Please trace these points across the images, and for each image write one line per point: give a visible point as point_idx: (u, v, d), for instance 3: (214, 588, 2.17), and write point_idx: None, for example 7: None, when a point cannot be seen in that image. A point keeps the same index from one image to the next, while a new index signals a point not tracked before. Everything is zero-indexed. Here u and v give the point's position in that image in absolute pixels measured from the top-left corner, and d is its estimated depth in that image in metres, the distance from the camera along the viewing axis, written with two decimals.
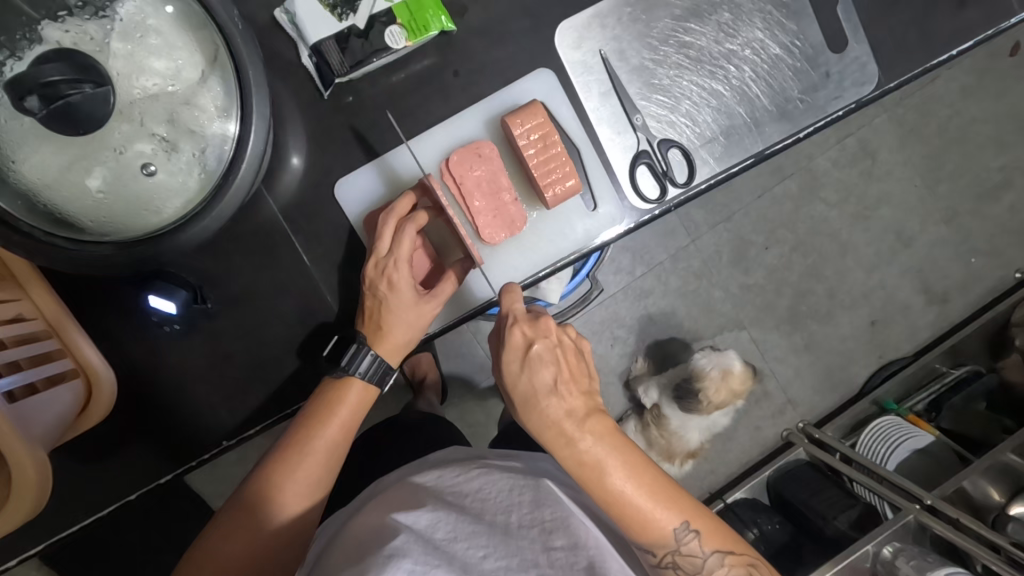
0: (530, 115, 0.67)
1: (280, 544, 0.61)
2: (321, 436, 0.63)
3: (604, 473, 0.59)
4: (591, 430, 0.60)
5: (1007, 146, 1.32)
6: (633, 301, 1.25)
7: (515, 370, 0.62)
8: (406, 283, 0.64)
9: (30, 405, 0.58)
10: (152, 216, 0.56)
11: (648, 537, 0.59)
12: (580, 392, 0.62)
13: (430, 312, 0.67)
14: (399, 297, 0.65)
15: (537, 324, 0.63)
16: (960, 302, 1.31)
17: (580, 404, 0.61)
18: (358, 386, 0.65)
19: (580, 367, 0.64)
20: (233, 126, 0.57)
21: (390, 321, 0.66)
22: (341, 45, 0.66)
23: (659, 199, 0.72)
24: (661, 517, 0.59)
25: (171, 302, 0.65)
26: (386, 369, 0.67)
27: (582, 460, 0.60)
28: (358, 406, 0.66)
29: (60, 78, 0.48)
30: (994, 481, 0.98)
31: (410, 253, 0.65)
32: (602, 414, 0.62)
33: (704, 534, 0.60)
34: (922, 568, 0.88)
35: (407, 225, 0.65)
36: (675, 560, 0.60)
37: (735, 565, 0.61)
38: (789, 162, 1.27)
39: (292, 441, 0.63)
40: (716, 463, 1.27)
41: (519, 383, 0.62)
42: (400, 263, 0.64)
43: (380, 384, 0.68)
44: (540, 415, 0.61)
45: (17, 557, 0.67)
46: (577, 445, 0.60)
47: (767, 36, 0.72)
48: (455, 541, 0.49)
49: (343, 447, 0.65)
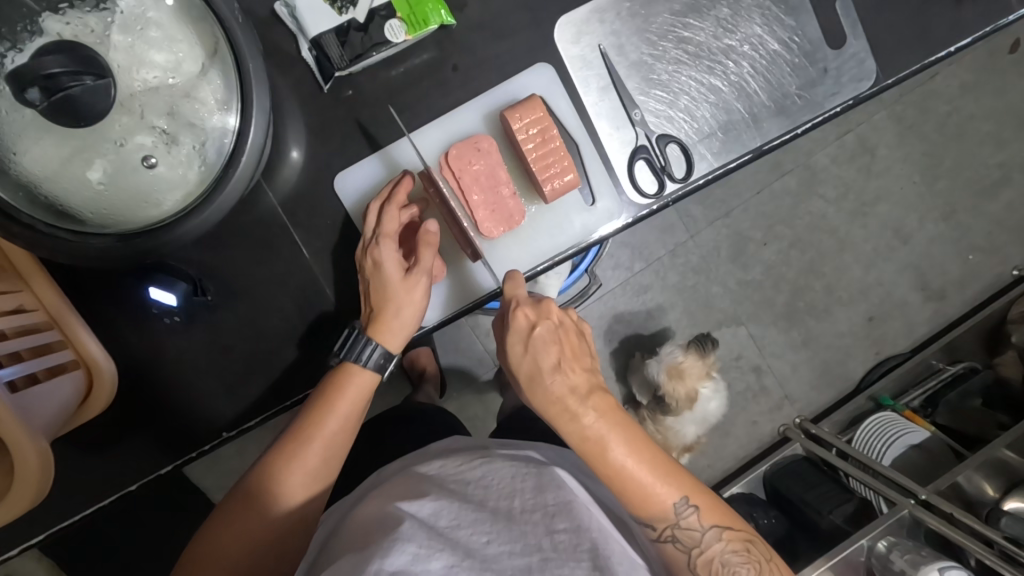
0: (529, 109, 0.67)
1: (283, 534, 0.61)
2: (325, 425, 0.64)
3: (605, 448, 0.60)
4: (593, 407, 0.60)
5: (1006, 143, 1.32)
6: (632, 296, 1.25)
7: (518, 351, 0.63)
8: (390, 256, 0.65)
9: (30, 397, 0.58)
10: (154, 208, 0.57)
11: (648, 510, 0.60)
12: (583, 369, 0.63)
13: (418, 285, 0.66)
14: (384, 269, 0.65)
15: (539, 307, 0.63)
16: (958, 299, 1.32)
17: (583, 381, 0.62)
18: (366, 375, 0.66)
19: (580, 346, 0.64)
20: (233, 119, 0.57)
21: (379, 300, 0.66)
22: (340, 38, 0.67)
23: (657, 194, 0.72)
24: (661, 492, 0.60)
25: (171, 294, 0.66)
26: (386, 356, 0.67)
27: (585, 435, 0.60)
28: (362, 394, 0.66)
29: (60, 71, 0.48)
30: (988, 476, 0.99)
31: (396, 230, 0.66)
32: (604, 392, 0.62)
33: (703, 509, 0.61)
34: (915, 562, 0.88)
35: (387, 201, 0.67)
36: (675, 534, 0.60)
37: (733, 540, 0.61)
38: (788, 158, 1.27)
39: (295, 431, 0.63)
40: (713, 458, 1.28)
41: (522, 364, 0.63)
42: (382, 236, 0.65)
43: (379, 372, 0.67)
44: (543, 393, 0.61)
45: (19, 546, 0.67)
46: (580, 420, 0.60)
47: (766, 32, 0.72)
48: (458, 528, 0.50)
49: (348, 436, 0.66)
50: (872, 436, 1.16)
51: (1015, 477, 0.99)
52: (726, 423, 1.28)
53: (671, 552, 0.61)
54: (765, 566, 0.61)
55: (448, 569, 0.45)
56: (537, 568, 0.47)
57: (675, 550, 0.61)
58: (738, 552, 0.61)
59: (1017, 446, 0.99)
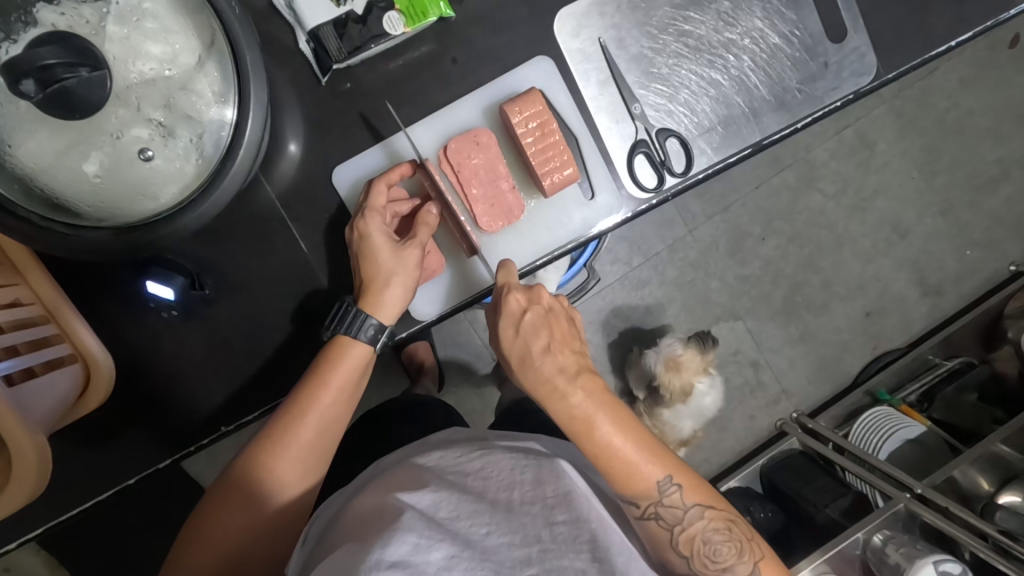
0: (528, 102, 0.67)
1: (276, 523, 0.61)
2: (312, 414, 0.62)
3: (593, 426, 0.60)
4: (582, 386, 0.61)
5: (1005, 138, 1.32)
6: (630, 291, 1.25)
7: (509, 335, 0.63)
8: (376, 229, 0.64)
9: (28, 390, 0.58)
10: (150, 202, 0.56)
11: (632, 487, 0.60)
12: (572, 351, 0.63)
13: (411, 260, 0.65)
14: (374, 243, 0.64)
15: (530, 292, 0.64)
16: (955, 294, 1.32)
17: (572, 362, 0.62)
18: (358, 349, 0.64)
19: (569, 331, 0.64)
20: (230, 111, 0.56)
21: (369, 275, 0.65)
22: (339, 30, 0.66)
23: (657, 188, 0.72)
24: (646, 470, 0.60)
25: (168, 288, 0.65)
26: (379, 329, 0.65)
27: (572, 414, 0.60)
28: (353, 379, 0.64)
29: (56, 62, 0.47)
30: (983, 471, 1.00)
31: (384, 205, 0.66)
32: (592, 373, 0.63)
33: (686, 488, 0.61)
34: (910, 555, 0.88)
35: (376, 179, 0.66)
36: (658, 512, 0.60)
37: (714, 518, 0.62)
38: (787, 153, 1.27)
39: (281, 420, 0.61)
40: (710, 452, 1.28)
41: (513, 347, 0.63)
42: (371, 212, 0.65)
43: (371, 345, 0.65)
44: (533, 373, 0.62)
45: (18, 540, 0.67)
46: (568, 400, 0.60)
47: (766, 25, 0.71)
48: (458, 519, 0.49)
49: (339, 421, 0.64)
50: (869, 430, 1.16)
51: (1010, 471, 1.00)
52: (723, 417, 1.28)
53: (655, 530, 0.60)
54: (746, 544, 0.62)
55: (448, 559, 0.45)
56: (537, 559, 0.47)
57: (659, 527, 0.60)
58: (719, 530, 0.62)
59: (1013, 441, 1.00)
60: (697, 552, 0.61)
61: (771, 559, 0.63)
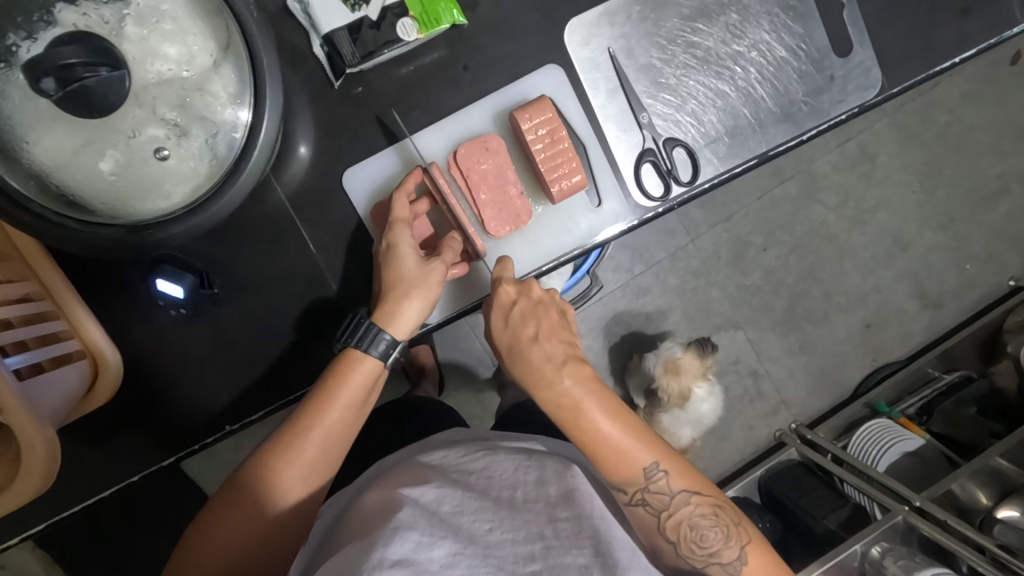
0: (538, 109, 0.67)
1: (274, 538, 0.60)
2: (319, 429, 0.62)
3: (581, 412, 0.61)
4: (569, 375, 0.62)
5: (1006, 153, 1.33)
6: (632, 298, 1.26)
7: (500, 325, 0.66)
8: (404, 241, 0.65)
9: (37, 383, 0.59)
10: (162, 200, 0.57)
11: (619, 473, 0.61)
12: (561, 341, 0.65)
13: (436, 277, 0.66)
14: (402, 258, 0.65)
15: (521, 286, 0.66)
16: (954, 307, 1.33)
17: (560, 351, 0.64)
18: (369, 363, 0.64)
19: (561, 324, 0.66)
20: (245, 112, 0.57)
21: (391, 289, 0.65)
22: (353, 35, 0.67)
23: (662, 197, 0.72)
24: (633, 455, 0.61)
25: (178, 286, 0.67)
26: (391, 344, 0.65)
27: (560, 401, 0.62)
28: (361, 397, 0.64)
29: (76, 61, 0.48)
30: (982, 484, 1.00)
31: (407, 217, 0.67)
32: (580, 361, 0.64)
33: (673, 473, 0.61)
34: (909, 568, 0.89)
35: (400, 191, 0.67)
36: (645, 498, 0.61)
37: (702, 504, 0.62)
38: (789, 164, 1.28)
39: (288, 434, 0.61)
40: (709, 461, 1.29)
41: (503, 336, 0.65)
42: (399, 224, 0.66)
43: (382, 360, 0.65)
44: (523, 360, 0.64)
45: (19, 536, 0.68)
46: (557, 386, 0.62)
47: (774, 39, 0.72)
48: (460, 514, 0.50)
49: (345, 436, 0.64)
50: (867, 442, 1.16)
51: (1010, 484, 1.00)
52: (722, 426, 1.29)
53: (643, 516, 0.61)
54: (733, 529, 0.61)
55: (450, 557, 0.45)
56: (539, 556, 0.48)
57: (646, 512, 0.61)
58: (706, 516, 0.61)
59: (1013, 455, 1.00)
60: (684, 537, 0.61)
61: (761, 543, 0.62)
